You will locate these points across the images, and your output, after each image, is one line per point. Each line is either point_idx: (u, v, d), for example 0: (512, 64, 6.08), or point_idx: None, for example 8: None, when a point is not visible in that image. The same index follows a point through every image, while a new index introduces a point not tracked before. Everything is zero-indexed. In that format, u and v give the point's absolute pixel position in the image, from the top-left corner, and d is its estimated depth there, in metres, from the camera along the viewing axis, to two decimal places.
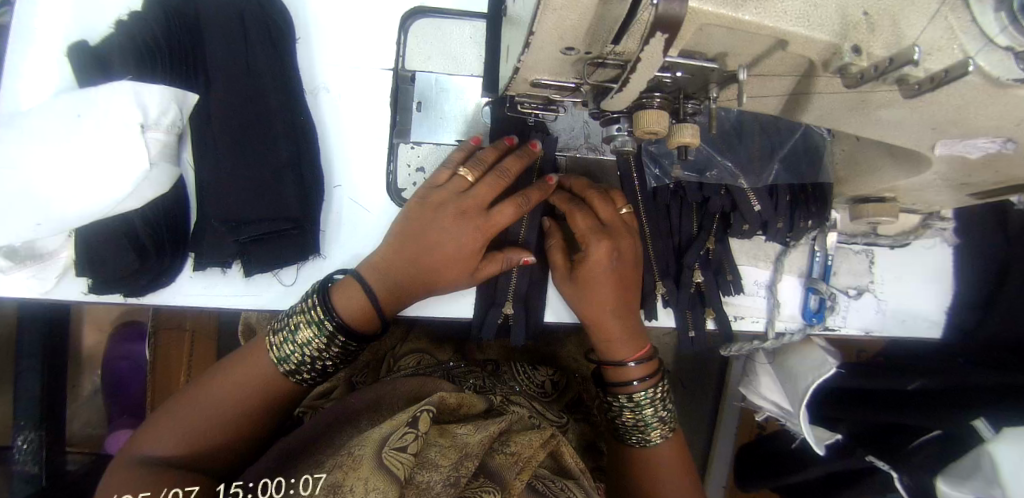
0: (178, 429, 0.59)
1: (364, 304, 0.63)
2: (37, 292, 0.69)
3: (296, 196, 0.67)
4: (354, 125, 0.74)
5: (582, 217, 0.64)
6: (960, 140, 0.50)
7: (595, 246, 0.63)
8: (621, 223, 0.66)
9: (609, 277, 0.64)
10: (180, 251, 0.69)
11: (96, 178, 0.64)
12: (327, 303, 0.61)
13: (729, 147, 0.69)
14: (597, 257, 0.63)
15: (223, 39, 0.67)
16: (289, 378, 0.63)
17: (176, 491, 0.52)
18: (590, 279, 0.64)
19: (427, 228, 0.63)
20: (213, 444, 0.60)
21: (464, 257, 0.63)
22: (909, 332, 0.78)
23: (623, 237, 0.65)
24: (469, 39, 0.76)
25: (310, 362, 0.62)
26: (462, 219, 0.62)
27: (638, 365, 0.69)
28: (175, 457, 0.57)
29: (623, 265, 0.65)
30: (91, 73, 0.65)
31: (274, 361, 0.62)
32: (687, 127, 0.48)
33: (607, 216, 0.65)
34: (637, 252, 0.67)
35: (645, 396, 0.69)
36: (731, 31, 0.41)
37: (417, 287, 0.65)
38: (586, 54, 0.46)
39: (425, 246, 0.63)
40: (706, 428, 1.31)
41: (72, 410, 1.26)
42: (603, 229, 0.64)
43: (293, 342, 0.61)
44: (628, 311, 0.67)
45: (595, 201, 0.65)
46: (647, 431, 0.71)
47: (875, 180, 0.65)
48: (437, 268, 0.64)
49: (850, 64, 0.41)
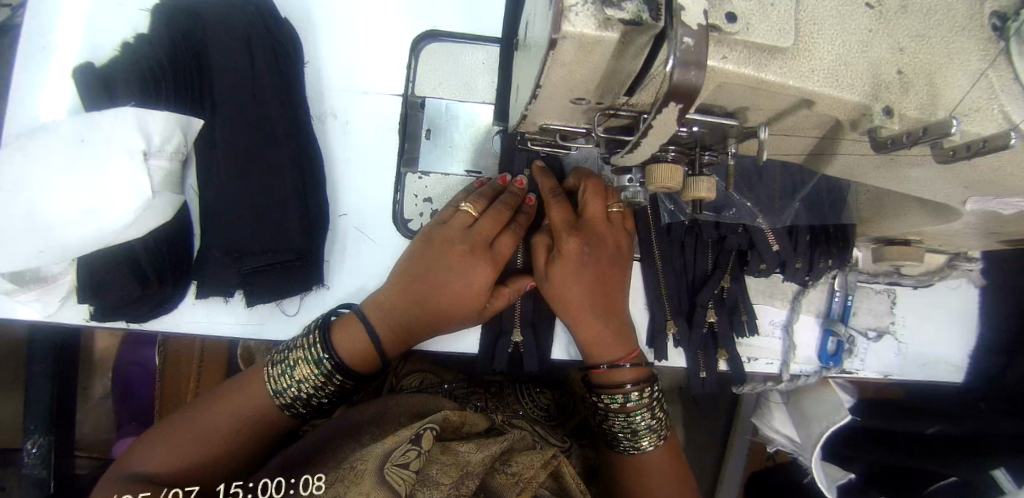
0: (170, 450, 0.58)
1: (365, 345, 0.62)
2: (39, 315, 0.70)
3: (299, 227, 0.66)
4: (361, 153, 0.72)
5: (559, 210, 0.63)
6: (993, 198, 0.47)
7: (565, 240, 0.62)
8: (605, 221, 0.65)
9: (586, 271, 0.63)
10: (182, 280, 0.69)
11: (97, 206, 0.63)
12: (327, 339, 0.61)
13: (748, 187, 0.65)
14: (568, 251, 0.62)
15: (228, 64, 0.66)
16: (284, 412, 0.63)
17: (176, 491, 0.53)
18: (569, 275, 0.62)
19: (434, 268, 0.62)
20: (206, 466, 0.59)
21: (472, 297, 0.62)
22: (930, 376, 0.75)
23: (600, 231, 0.64)
24: (481, 63, 0.74)
25: (306, 397, 0.62)
26: (471, 259, 0.61)
27: (628, 368, 0.66)
28: (164, 476, 0.56)
29: (597, 262, 0.63)
30: (95, 96, 0.65)
31: (270, 394, 0.62)
32: (702, 181, 0.45)
33: (592, 212, 0.64)
34: (620, 251, 0.65)
35: (633, 399, 0.65)
36: (753, 90, 0.38)
37: (424, 328, 0.64)
38: (598, 104, 0.43)
39: (432, 285, 0.62)
40: (714, 456, 1.28)
41: (84, 412, 1.29)
42: (578, 225, 0.63)
43: (292, 379, 0.61)
44: (611, 313, 0.65)
45: (587, 191, 0.64)
46: (637, 438, 0.67)
47: (903, 223, 0.62)
48: (444, 308, 0.63)
49: (881, 127, 0.38)
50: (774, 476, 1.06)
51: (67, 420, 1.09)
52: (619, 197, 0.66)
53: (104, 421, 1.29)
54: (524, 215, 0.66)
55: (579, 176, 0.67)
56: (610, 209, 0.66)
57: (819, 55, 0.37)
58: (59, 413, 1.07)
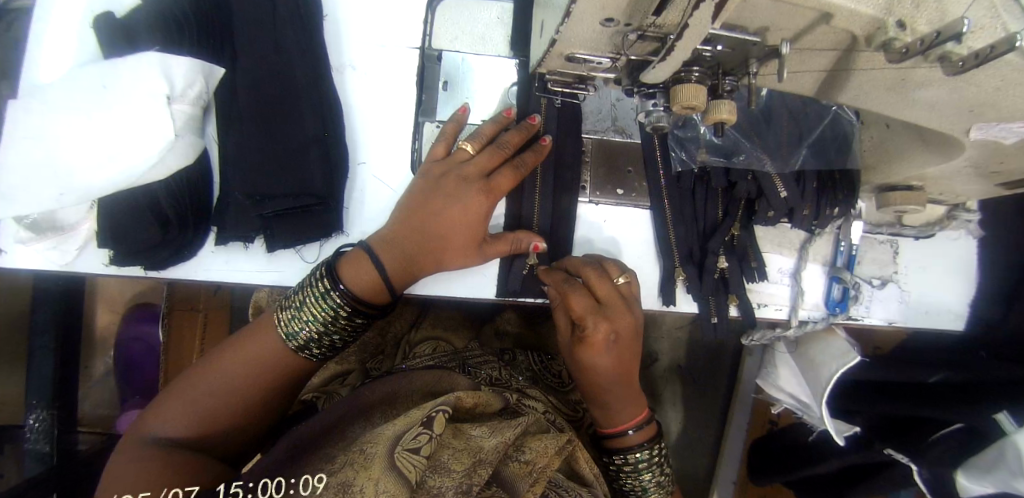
0: (187, 408, 0.59)
1: (373, 278, 0.62)
2: (57, 263, 0.69)
3: (321, 171, 0.67)
4: (380, 104, 0.74)
5: (581, 298, 0.61)
6: (996, 123, 0.50)
7: (594, 328, 0.61)
8: (618, 297, 0.64)
9: (610, 354, 0.62)
10: (203, 226, 0.69)
11: (119, 148, 0.64)
12: (333, 274, 0.61)
13: (757, 133, 0.69)
14: (595, 340, 0.61)
15: (255, 16, 0.68)
16: (299, 355, 0.63)
17: (176, 491, 0.50)
18: (591, 359, 0.63)
19: (432, 198, 0.63)
20: (224, 424, 0.60)
21: (469, 224, 0.63)
22: (933, 324, 0.78)
23: (622, 314, 0.63)
24: (496, 19, 0.75)
25: (317, 338, 0.62)
26: (462, 186, 0.63)
27: (637, 431, 0.70)
28: (184, 437, 0.57)
29: (618, 350, 0.63)
30: (115, 42, 0.65)
31: (282, 338, 0.62)
32: (723, 103, 0.48)
33: (604, 294, 0.63)
34: (637, 325, 0.65)
35: (642, 458, 0.70)
36: (776, 2, 0.40)
37: (428, 264, 0.65)
38: (627, 26, 0.45)
39: (429, 214, 0.63)
40: (717, 420, 1.41)
41: (83, 392, 1.26)
42: (601, 310, 0.62)
43: (303, 320, 0.61)
44: (631, 383, 0.68)
45: (591, 278, 0.63)
46: (645, 493, 0.74)
47: (906, 167, 0.64)
48: (443, 239, 0.63)
49: (894, 40, 0.41)
50: (778, 439, 1.09)
51: (70, 394, 1.07)
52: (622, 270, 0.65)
53: (106, 400, 1.27)
54: (532, 153, 0.65)
55: (578, 264, 0.65)
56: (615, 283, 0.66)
57: None
58: (62, 386, 1.06)
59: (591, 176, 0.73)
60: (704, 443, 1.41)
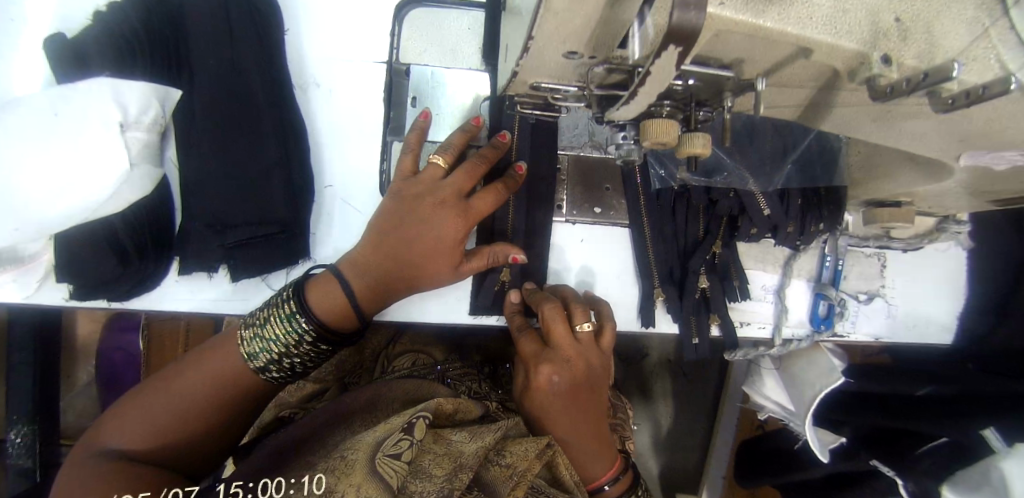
0: (141, 421, 0.55)
1: (342, 302, 0.60)
2: (18, 296, 0.67)
3: (284, 199, 0.64)
4: (347, 124, 0.71)
5: (528, 343, 0.65)
6: (988, 152, 0.47)
7: (537, 372, 0.63)
8: (574, 345, 0.64)
9: (558, 397, 0.63)
10: (164, 256, 0.67)
11: (73, 180, 0.61)
12: (301, 299, 0.58)
13: (740, 151, 0.67)
14: (540, 384, 0.63)
15: (206, 31, 0.63)
16: (258, 376, 0.60)
17: (177, 491, 0.50)
18: (540, 404, 0.64)
19: (406, 221, 0.59)
20: (182, 438, 0.55)
21: (446, 249, 0.59)
22: (920, 338, 0.76)
23: (573, 357, 0.63)
24: (467, 30, 0.73)
25: (279, 360, 0.59)
26: (438, 210, 0.59)
27: (612, 485, 0.67)
28: (138, 451, 0.53)
29: (569, 388, 0.63)
30: (65, 67, 0.61)
31: (243, 357, 0.59)
32: (698, 136, 0.44)
33: (557, 337, 0.63)
34: (588, 371, 0.65)
35: None
36: (751, 37, 0.37)
37: (398, 285, 0.62)
38: (592, 58, 0.42)
39: (405, 237, 0.59)
40: (707, 416, 1.41)
41: (68, 402, 1.24)
42: (548, 353, 0.64)
43: (265, 340, 0.58)
44: (598, 425, 0.66)
45: (548, 317, 0.63)
46: None
47: (891, 186, 0.62)
48: (417, 260, 0.60)
49: (879, 76, 0.38)
50: (765, 443, 1.09)
51: (50, 409, 1.05)
52: (587, 316, 0.64)
53: (91, 410, 1.25)
54: (510, 180, 0.62)
55: (536, 299, 0.65)
56: (580, 329, 0.64)
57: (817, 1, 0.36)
58: (43, 401, 1.04)
59: (568, 195, 0.70)
60: (694, 440, 1.41)
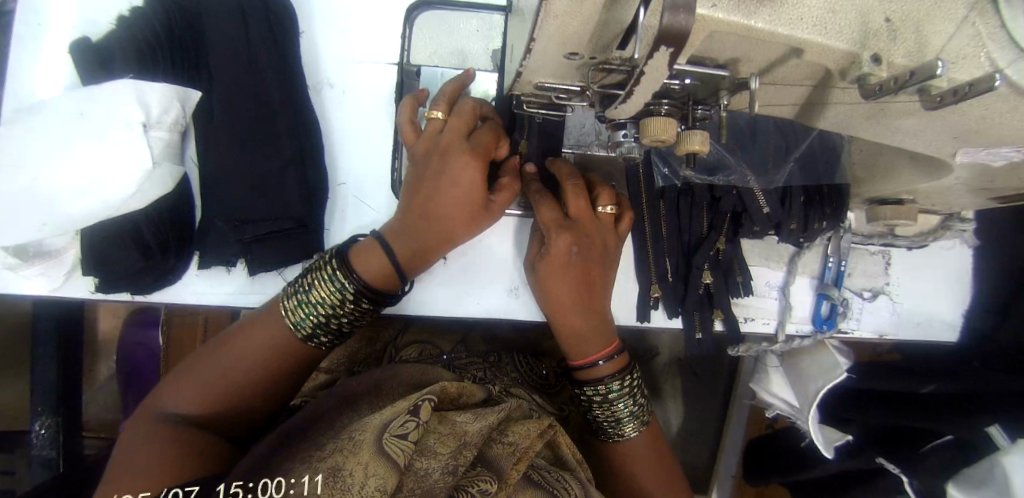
0: (200, 388, 0.58)
1: (385, 267, 0.60)
2: (45, 290, 0.70)
3: (298, 194, 0.67)
4: (360, 124, 0.73)
5: (549, 210, 0.61)
6: (983, 148, 0.47)
7: (555, 239, 0.60)
8: (593, 219, 0.62)
9: (573, 273, 0.61)
10: (185, 250, 0.70)
11: (100, 177, 0.64)
12: (348, 267, 0.59)
13: (742, 149, 0.68)
14: (556, 253, 0.61)
15: (222, 34, 0.66)
16: (307, 344, 0.61)
17: (176, 491, 0.45)
18: (549, 272, 0.62)
19: (426, 184, 0.59)
20: (234, 404, 0.59)
21: (470, 197, 0.58)
22: (925, 335, 0.77)
23: (590, 229, 0.62)
24: (476, 31, 0.77)
25: (325, 324, 0.60)
26: (449, 155, 0.58)
27: (606, 362, 0.66)
28: (197, 417, 0.56)
29: (587, 257, 0.61)
30: (91, 69, 0.64)
31: (289, 327, 0.60)
32: (695, 134, 0.46)
33: (576, 210, 0.61)
34: (608, 248, 0.64)
35: (613, 389, 0.67)
36: (744, 38, 0.38)
37: (440, 245, 0.61)
38: (591, 59, 0.44)
39: (428, 196, 0.59)
40: (717, 414, 1.41)
41: (91, 394, 1.29)
42: (569, 223, 0.61)
43: (310, 305, 0.59)
44: (596, 310, 0.65)
45: (570, 191, 0.61)
46: (620, 425, 0.70)
47: (897, 184, 0.62)
48: (445, 214, 0.59)
49: (869, 74, 0.39)
50: (772, 442, 1.08)
51: (73, 401, 1.09)
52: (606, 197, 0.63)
53: (111, 403, 1.30)
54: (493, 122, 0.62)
55: (562, 170, 0.64)
56: (600, 210, 0.64)
57: (807, 2, 0.37)
58: (66, 394, 1.08)
59: None
60: (704, 436, 1.41)
